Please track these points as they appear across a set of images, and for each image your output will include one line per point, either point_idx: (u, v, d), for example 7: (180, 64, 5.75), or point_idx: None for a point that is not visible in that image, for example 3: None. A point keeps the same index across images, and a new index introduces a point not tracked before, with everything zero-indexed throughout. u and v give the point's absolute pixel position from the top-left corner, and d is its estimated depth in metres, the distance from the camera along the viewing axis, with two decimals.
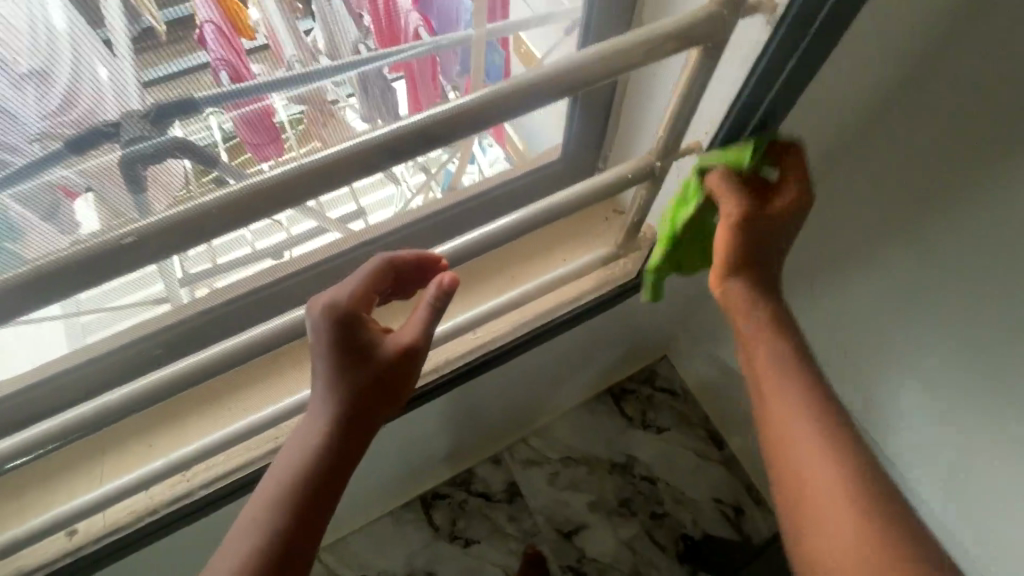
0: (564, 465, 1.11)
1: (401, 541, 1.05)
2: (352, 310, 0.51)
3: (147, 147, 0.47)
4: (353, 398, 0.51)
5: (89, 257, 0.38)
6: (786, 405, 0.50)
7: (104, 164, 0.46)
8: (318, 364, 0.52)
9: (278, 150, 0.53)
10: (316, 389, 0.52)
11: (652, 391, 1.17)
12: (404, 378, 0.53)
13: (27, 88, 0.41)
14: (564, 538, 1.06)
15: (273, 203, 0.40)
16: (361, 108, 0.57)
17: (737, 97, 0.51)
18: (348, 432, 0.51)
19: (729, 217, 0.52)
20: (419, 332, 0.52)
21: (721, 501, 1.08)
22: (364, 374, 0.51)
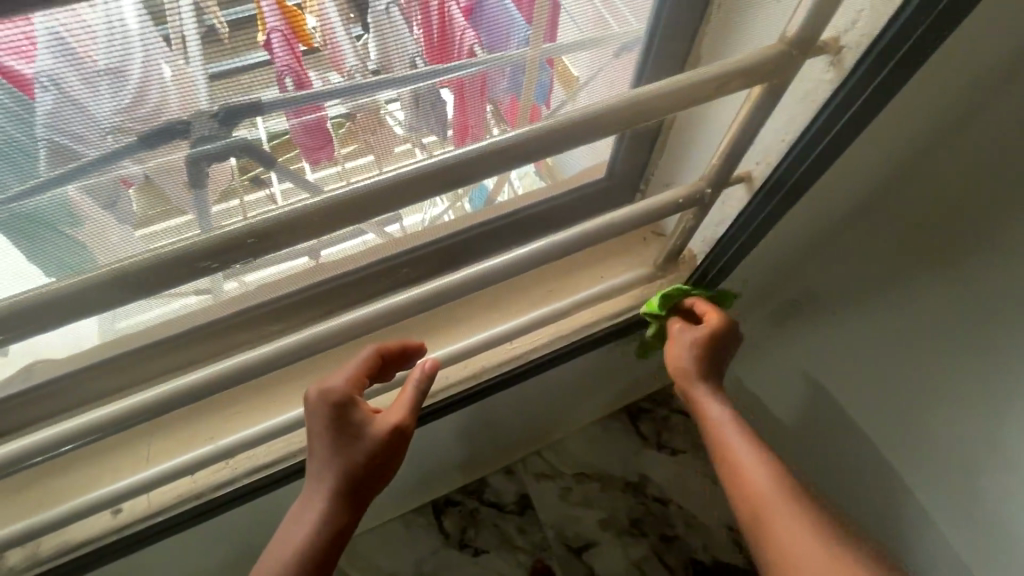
0: (576, 482, 1.11)
1: (412, 546, 1.06)
2: (345, 395, 0.61)
3: (212, 147, 0.50)
4: (352, 472, 0.60)
5: (208, 246, 0.44)
6: (737, 458, 0.64)
7: (170, 161, 0.49)
8: (317, 445, 0.61)
9: (328, 154, 0.56)
10: (316, 462, 0.61)
11: (670, 412, 1.16)
12: (393, 451, 0.63)
13: (101, 85, 0.42)
14: (573, 555, 1.06)
15: (365, 210, 0.48)
16: (406, 118, 0.57)
17: (809, 126, 0.52)
18: (348, 503, 0.61)
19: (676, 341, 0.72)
20: (405, 413, 0.63)
21: (733, 527, 1.07)
22: (357, 448, 0.61)
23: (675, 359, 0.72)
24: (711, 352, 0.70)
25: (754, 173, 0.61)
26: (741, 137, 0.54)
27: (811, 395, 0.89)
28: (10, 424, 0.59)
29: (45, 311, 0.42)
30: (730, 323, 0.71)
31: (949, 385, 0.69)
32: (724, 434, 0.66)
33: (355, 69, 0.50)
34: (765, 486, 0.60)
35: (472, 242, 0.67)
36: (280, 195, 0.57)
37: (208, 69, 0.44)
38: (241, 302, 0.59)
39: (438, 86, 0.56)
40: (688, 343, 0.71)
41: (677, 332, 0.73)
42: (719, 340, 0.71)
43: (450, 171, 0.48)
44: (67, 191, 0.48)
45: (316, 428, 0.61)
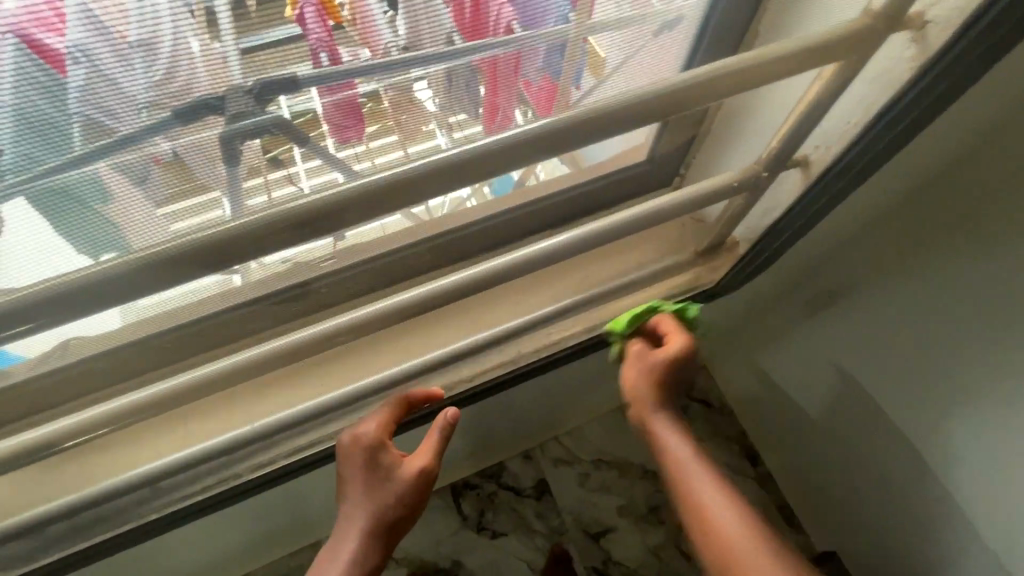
0: (595, 468, 1.11)
1: (429, 527, 1.05)
2: (377, 441, 0.67)
3: (249, 124, 0.49)
4: (383, 513, 0.67)
5: (260, 227, 0.44)
6: (698, 489, 0.64)
7: (202, 139, 0.48)
8: (351, 485, 0.68)
9: (359, 133, 0.55)
10: (352, 503, 0.68)
11: (689, 402, 1.17)
12: (421, 491, 0.69)
13: (133, 59, 0.41)
14: (591, 539, 1.06)
15: (410, 194, 0.47)
16: (440, 98, 0.56)
17: (888, 107, 0.49)
18: (380, 539, 0.68)
19: (637, 359, 0.71)
20: (430, 457, 0.69)
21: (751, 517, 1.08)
22: (389, 492, 0.67)
23: (631, 382, 0.72)
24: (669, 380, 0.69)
25: (812, 158, 0.59)
26: (804, 121, 0.52)
27: (839, 388, 0.87)
28: (39, 405, 0.59)
29: (101, 292, 0.42)
30: (691, 349, 0.69)
31: (987, 389, 0.66)
32: (685, 470, 0.66)
33: (392, 44, 0.48)
34: (733, 532, 0.60)
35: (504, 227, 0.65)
36: (306, 176, 0.56)
37: (237, 43, 0.42)
38: (275, 285, 0.58)
39: (472, 65, 0.54)
40: (650, 370, 0.69)
41: (636, 352, 0.71)
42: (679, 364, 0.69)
43: (487, 159, 0.46)
44: (97, 169, 0.47)
45: (351, 466, 0.68)
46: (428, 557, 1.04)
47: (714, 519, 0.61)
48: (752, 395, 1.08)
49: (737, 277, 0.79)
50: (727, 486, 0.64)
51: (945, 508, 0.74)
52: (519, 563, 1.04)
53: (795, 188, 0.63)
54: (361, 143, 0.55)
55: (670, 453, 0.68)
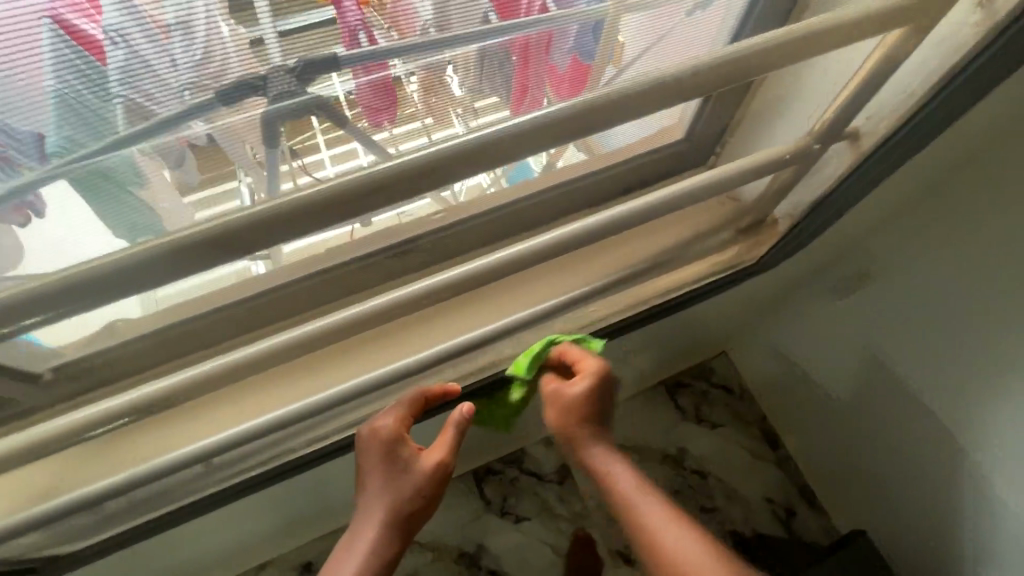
0: (616, 453, 1.11)
1: (453, 511, 1.06)
2: (396, 432, 0.68)
3: (291, 103, 0.49)
4: (402, 505, 0.67)
5: (298, 208, 0.42)
6: (647, 518, 0.60)
7: (252, 119, 0.48)
8: (370, 482, 0.68)
9: (392, 115, 0.55)
10: (369, 497, 0.68)
11: (709, 387, 1.18)
12: (438, 485, 0.69)
13: (170, 43, 0.41)
14: (614, 523, 1.07)
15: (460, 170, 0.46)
16: (471, 80, 0.56)
17: (962, 68, 0.50)
18: (401, 533, 0.67)
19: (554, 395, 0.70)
20: (447, 451, 0.70)
21: (772, 501, 1.08)
22: (409, 484, 0.67)
23: (556, 417, 0.71)
24: (591, 407, 0.69)
25: (863, 131, 0.59)
26: (855, 95, 0.53)
27: (864, 372, 0.86)
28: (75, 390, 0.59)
29: (137, 277, 0.41)
30: (604, 373, 0.69)
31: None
32: (629, 501, 0.63)
33: (428, 23, 0.48)
34: (691, 555, 0.56)
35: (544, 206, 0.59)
36: (332, 161, 0.55)
37: (275, 24, 0.43)
38: (309, 266, 0.57)
39: (505, 47, 0.54)
40: (569, 403, 0.69)
41: (552, 391, 0.71)
42: (596, 391, 0.69)
43: (527, 137, 0.46)
44: (131, 154, 0.47)
45: (370, 462, 0.68)
46: (452, 541, 1.04)
47: (667, 550, 0.57)
48: (773, 379, 1.08)
49: (778, 255, 0.78)
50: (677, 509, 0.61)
51: (976, 489, 0.74)
52: (543, 547, 1.05)
53: (837, 163, 0.62)
54: (395, 125, 0.55)
55: (611, 484, 0.65)
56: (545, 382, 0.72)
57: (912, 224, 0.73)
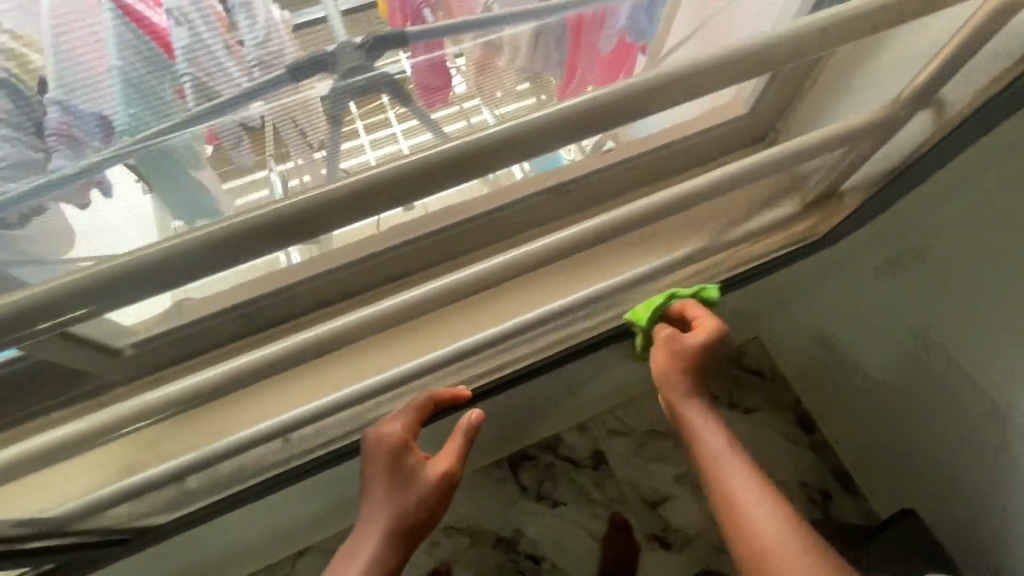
0: (650, 438, 1.12)
1: (490, 496, 1.07)
2: (404, 439, 0.62)
3: (362, 80, 0.47)
4: (406, 516, 0.61)
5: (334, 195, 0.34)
6: (736, 491, 0.56)
7: (308, 97, 0.45)
8: (371, 489, 0.61)
9: (445, 98, 0.51)
10: (370, 506, 0.61)
11: (742, 372, 1.17)
12: (443, 497, 0.64)
13: (231, 28, 0.43)
14: (650, 508, 1.07)
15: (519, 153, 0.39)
16: (527, 60, 0.54)
17: None
18: (401, 546, 0.60)
19: (664, 343, 0.62)
20: (453, 460, 0.65)
21: (808, 485, 1.08)
22: (413, 496, 0.62)
23: (661, 367, 0.63)
24: (701, 364, 0.62)
25: (950, 100, 0.52)
26: (958, 55, 0.46)
27: (909, 355, 0.84)
28: None
29: (169, 272, 0.32)
30: (723, 333, 0.62)
31: None
32: (720, 465, 0.58)
33: (491, 1, 0.51)
34: (779, 535, 0.52)
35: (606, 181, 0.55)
36: (371, 146, 0.49)
37: (338, 5, 0.46)
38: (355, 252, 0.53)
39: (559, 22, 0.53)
40: (682, 352, 0.62)
41: (664, 338, 0.63)
42: (712, 348, 0.62)
43: (604, 110, 0.38)
44: (195, 134, 0.44)
45: (372, 468, 0.62)
46: (490, 525, 1.05)
47: (755, 526, 0.53)
48: (811, 364, 1.07)
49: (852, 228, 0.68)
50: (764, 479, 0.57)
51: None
52: (580, 531, 1.05)
53: (919, 135, 0.56)
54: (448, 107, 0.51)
55: (699, 449, 0.60)
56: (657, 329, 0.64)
57: (976, 198, 0.69)
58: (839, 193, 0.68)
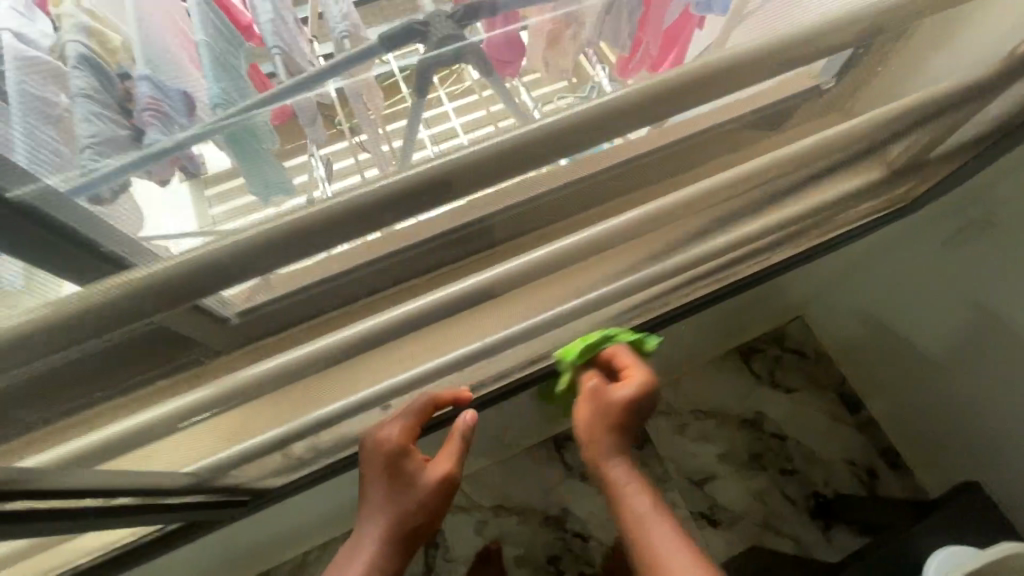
0: (693, 418, 1.13)
1: (536, 477, 1.08)
2: (401, 445, 0.64)
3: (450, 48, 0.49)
4: (405, 518, 0.64)
5: (502, 153, 0.35)
6: (663, 554, 0.55)
7: None
8: (373, 494, 0.64)
9: None
10: (370, 511, 0.64)
11: (782, 352, 1.18)
12: (444, 497, 0.67)
13: None
14: (695, 487, 1.07)
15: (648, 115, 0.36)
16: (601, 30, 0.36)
17: None
18: (402, 548, 0.64)
19: (586, 396, 0.65)
20: (452, 462, 0.68)
21: (853, 463, 1.09)
22: (412, 499, 0.64)
23: (588, 420, 0.64)
24: (631, 414, 0.63)
25: None
26: None
27: (970, 327, 0.84)
28: None
29: (307, 241, 0.33)
30: (652, 385, 0.63)
31: None
32: (645, 526, 0.57)
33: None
34: None
35: (717, 138, 0.49)
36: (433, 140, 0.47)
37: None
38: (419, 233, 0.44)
39: None
40: (608, 405, 0.63)
41: (592, 389, 0.64)
42: (639, 397, 0.62)
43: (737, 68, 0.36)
44: None
45: (372, 474, 0.65)
46: (537, 505, 1.06)
47: None
48: (856, 342, 1.07)
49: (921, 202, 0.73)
50: (676, 525, 0.57)
51: None
52: None
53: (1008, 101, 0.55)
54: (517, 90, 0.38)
55: (625, 510, 0.59)
56: (585, 379, 0.66)
57: None
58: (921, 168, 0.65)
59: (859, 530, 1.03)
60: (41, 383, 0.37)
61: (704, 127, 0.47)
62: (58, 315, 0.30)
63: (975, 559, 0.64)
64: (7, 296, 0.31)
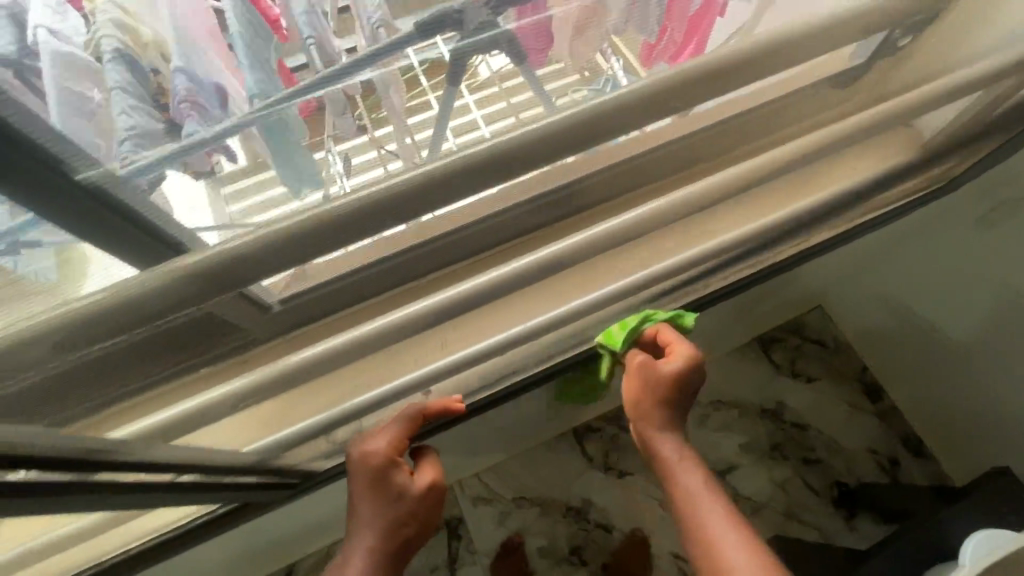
0: (713, 408, 1.13)
1: (557, 468, 1.08)
2: (390, 456, 0.58)
3: (486, 37, 0.42)
4: (396, 532, 0.58)
5: (555, 135, 0.36)
6: (723, 540, 0.53)
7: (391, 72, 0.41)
8: (360, 510, 0.57)
9: (540, 61, 0.45)
10: (354, 532, 0.57)
11: (802, 342, 1.18)
12: (432, 508, 0.62)
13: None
14: (717, 477, 1.07)
15: (685, 97, 0.38)
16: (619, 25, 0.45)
17: None
18: (387, 570, 0.57)
19: (637, 371, 0.62)
20: (437, 472, 0.62)
21: (876, 451, 1.09)
22: (401, 513, 0.58)
23: (634, 394, 0.63)
24: (675, 390, 0.61)
25: None
26: None
27: (993, 307, 0.85)
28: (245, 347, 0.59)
29: (356, 228, 0.35)
30: (698, 360, 0.61)
31: None
32: (695, 500, 0.56)
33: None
34: None
35: (758, 121, 0.48)
36: (485, 121, 0.46)
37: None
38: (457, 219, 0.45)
39: None
40: (653, 381, 0.61)
41: (639, 364, 0.62)
42: (686, 374, 0.60)
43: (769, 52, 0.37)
44: (290, 109, 0.39)
45: (357, 491, 0.58)
46: (559, 496, 1.06)
47: None
48: (879, 330, 1.07)
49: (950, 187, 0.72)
50: (724, 500, 0.56)
51: None
52: (650, 500, 1.06)
53: None
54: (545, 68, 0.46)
55: (676, 482, 0.58)
56: (630, 355, 0.63)
57: None
58: (950, 154, 0.65)
59: (883, 519, 1.03)
60: (100, 365, 0.38)
61: (742, 110, 0.47)
62: (121, 297, 0.31)
63: (1011, 541, 0.64)
64: (61, 287, 0.34)
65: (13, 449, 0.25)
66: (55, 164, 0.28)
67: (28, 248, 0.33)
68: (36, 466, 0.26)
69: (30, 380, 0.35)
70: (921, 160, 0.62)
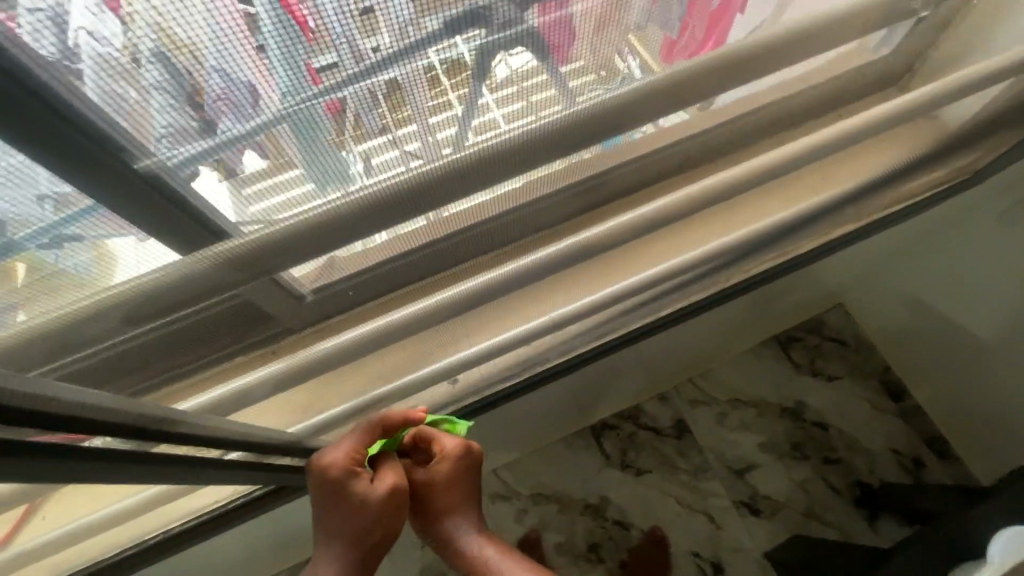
0: (732, 407, 1.12)
1: (574, 466, 1.08)
2: (343, 472, 0.56)
3: (511, 37, 0.32)
4: (361, 538, 0.58)
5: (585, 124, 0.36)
6: None
7: (414, 70, 0.30)
8: (324, 519, 0.58)
9: (563, 57, 0.34)
10: (322, 537, 0.59)
11: (822, 340, 1.17)
12: (397, 512, 0.59)
13: None
14: (735, 476, 1.07)
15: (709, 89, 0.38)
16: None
17: None
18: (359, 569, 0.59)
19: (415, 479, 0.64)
20: (399, 478, 0.59)
21: (899, 452, 1.08)
22: (365, 522, 0.58)
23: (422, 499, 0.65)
24: (454, 487, 0.64)
25: None
26: None
27: None
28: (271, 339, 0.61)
29: (389, 217, 0.36)
30: (461, 457, 0.64)
31: None
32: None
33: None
34: None
35: (780, 113, 0.48)
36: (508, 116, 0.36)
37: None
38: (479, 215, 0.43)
39: None
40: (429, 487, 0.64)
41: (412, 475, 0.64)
42: (459, 469, 0.63)
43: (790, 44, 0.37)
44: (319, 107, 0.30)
45: (319, 502, 0.57)
46: (577, 494, 1.06)
47: None
48: (902, 328, 1.06)
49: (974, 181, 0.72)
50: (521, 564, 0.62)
51: None
52: (668, 499, 1.05)
53: None
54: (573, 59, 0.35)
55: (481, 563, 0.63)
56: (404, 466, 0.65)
57: None
58: (975, 147, 0.64)
59: (905, 519, 1.02)
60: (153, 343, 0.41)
61: (763, 103, 0.47)
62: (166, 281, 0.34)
63: None
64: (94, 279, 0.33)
65: (96, 415, 0.27)
66: (116, 151, 0.27)
67: (69, 242, 0.31)
68: (106, 433, 0.28)
69: (92, 354, 0.38)
70: (946, 154, 0.62)
